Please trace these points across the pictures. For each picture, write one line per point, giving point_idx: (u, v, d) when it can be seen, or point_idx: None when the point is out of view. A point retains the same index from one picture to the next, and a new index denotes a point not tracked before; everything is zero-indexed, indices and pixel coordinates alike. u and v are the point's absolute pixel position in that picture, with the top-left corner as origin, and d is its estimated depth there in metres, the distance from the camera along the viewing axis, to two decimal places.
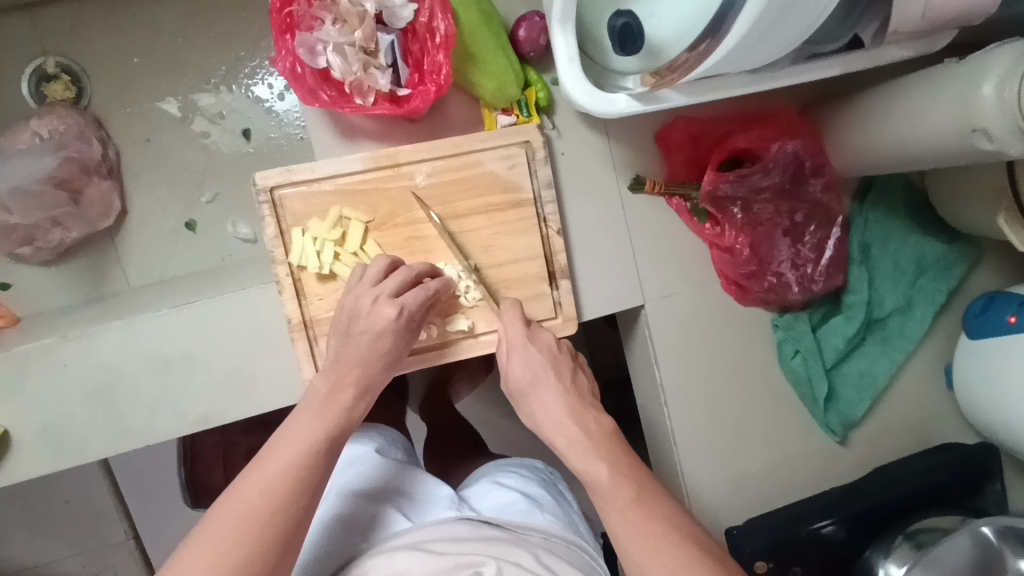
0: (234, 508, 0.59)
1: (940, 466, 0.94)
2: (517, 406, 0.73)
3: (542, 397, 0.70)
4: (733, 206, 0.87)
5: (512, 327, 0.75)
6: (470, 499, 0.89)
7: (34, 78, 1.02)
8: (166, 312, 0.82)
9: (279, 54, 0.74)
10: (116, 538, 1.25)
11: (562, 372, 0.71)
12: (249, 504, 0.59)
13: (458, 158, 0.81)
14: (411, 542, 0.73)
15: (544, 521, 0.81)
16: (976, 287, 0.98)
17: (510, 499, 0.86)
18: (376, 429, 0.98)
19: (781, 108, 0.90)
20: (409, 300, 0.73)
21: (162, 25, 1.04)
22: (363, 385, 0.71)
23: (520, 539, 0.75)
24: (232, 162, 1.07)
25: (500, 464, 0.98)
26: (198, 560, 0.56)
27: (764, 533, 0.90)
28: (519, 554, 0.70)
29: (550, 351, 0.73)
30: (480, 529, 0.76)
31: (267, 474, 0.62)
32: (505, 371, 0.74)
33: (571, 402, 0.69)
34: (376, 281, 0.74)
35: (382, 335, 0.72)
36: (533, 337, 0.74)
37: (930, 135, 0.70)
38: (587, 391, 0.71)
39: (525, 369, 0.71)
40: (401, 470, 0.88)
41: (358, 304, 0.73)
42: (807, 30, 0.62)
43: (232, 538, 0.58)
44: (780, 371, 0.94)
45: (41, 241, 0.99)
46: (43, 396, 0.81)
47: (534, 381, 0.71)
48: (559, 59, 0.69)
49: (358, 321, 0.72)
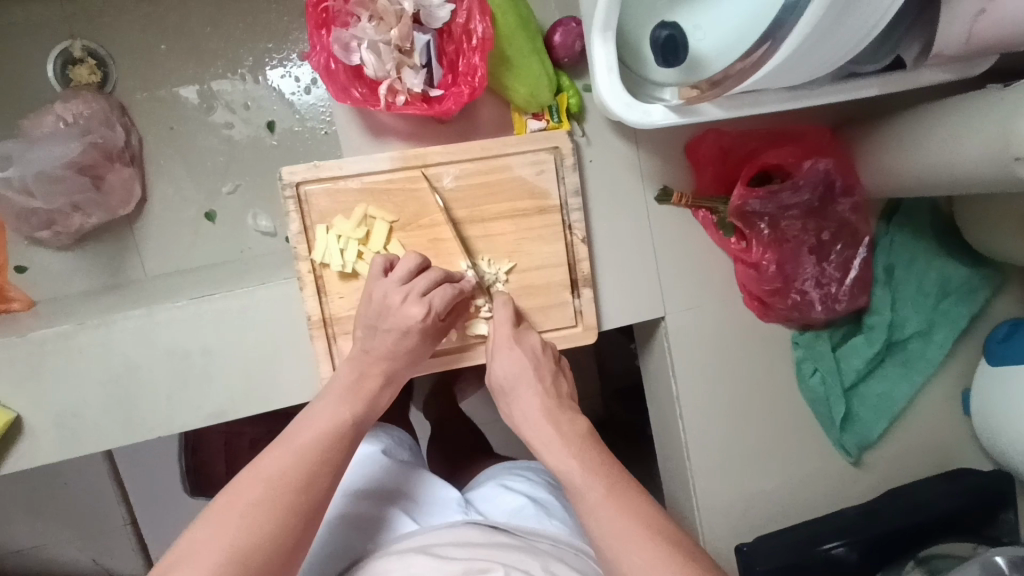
0: (251, 485, 0.59)
1: (955, 492, 0.93)
2: (498, 402, 0.77)
3: (522, 398, 0.74)
4: (760, 222, 0.86)
5: (500, 327, 0.78)
6: (477, 503, 0.89)
7: (60, 62, 1.01)
8: (185, 304, 0.82)
9: (313, 50, 0.73)
10: (119, 525, 1.25)
11: (543, 375, 0.75)
12: (267, 486, 0.59)
13: (487, 161, 0.81)
14: (418, 545, 0.73)
15: (552, 528, 0.80)
16: (998, 312, 0.97)
17: (519, 504, 0.85)
18: (382, 429, 0.96)
19: (813, 126, 0.89)
20: (436, 298, 0.74)
21: (191, 12, 1.03)
22: (386, 376, 0.74)
23: (528, 545, 0.74)
24: (254, 154, 1.06)
25: (507, 466, 0.98)
26: (213, 534, 0.55)
27: (777, 554, 0.89)
28: (529, 563, 0.69)
29: (534, 352, 0.77)
30: (490, 534, 0.76)
31: (283, 463, 0.61)
32: (490, 369, 0.78)
33: (547, 405, 0.73)
34: (407, 277, 0.75)
35: (409, 332, 0.74)
36: (520, 338, 0.78)
37: (969, 162, 0.69)
38: (566, 396, 0.75)
39: (508, 371, 0.75)
40: (408, 473, 0.88)
41: (387, 300, 0.73)
42: (852, 50, 0.62)
43: (241, 528, 0.56)
44: (798, 389, 0.93)
45: (60, 226, 0.99)
46: (59, 383, 0.81)
47: (515, 381, 0.75)
48: (597, 68, 0.68)
49: (387, 317, 0.73)
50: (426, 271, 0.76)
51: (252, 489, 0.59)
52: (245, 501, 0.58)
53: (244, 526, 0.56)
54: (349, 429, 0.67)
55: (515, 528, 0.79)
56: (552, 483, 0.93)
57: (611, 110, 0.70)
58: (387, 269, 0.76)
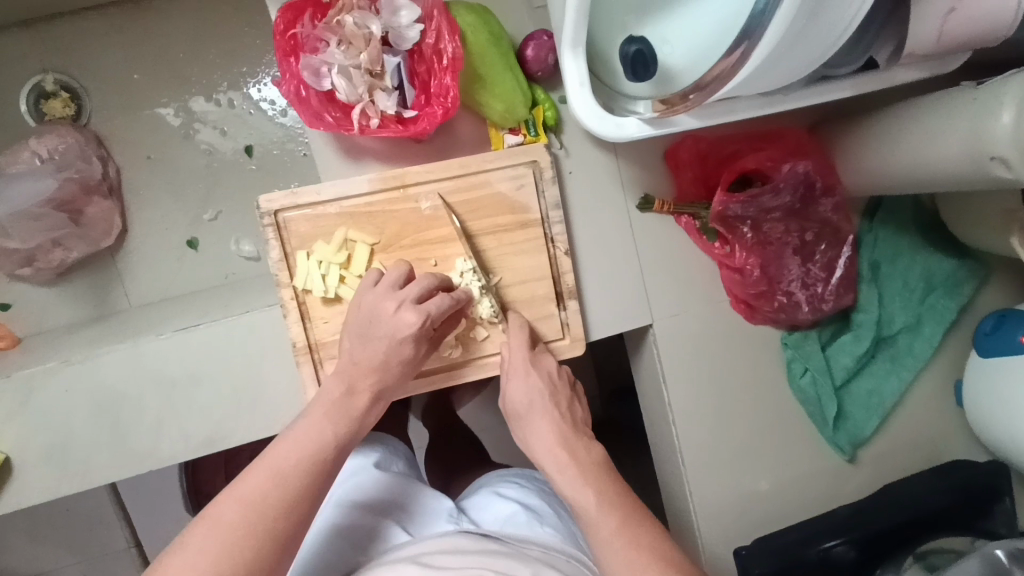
0: (271, 465, 0.62)
1: (946, 487, 0.93)
2: (511, 425, 0.78)
3: (535, 423, 0.75)
4: (742, 226, 0.86)
5: (517, 349, 0.79)
6: (471, 512, 0.89)
7: (33, 96, 1.01)
8: (169, 336, 0.81)
9: (283, 78, 0.72)
10: (117, 546, 1.24)
11: (560, 401, 0.77)
12: (269, 480, 0.61)
13: (467, 178, 0.80)
14: (410, 555, 0.73)
15: (545, 535, 0.80)
16: (984, 303, 0.97)
17: (511, 511, 0.85)
18: (380, 441, 0.97)
19: (791, 127, 0.89)
20: (433, 308, 0.73)
21: (164, 39, 1.03)
22: (375, 393, 0.73)
23: (518, 552, 0.74)
24: (235, 177, 1.06)
25: (499, 474, 0.98)
26: (231, 509, 0.58)
27: (773, 556, 0.89)
28: (519, 568, 0.68)
29: (550, 377, 0.79)
30: (480, 542, 0.76)
31: (290, 453, 0.64)
32: (505, 393, 0.79)
33: (563, 433, 0.74)
34: (396, 287, 0.74)
35: (402, 340, 0.72)
36: (537, 362, 0.80)
37: (946, 161, 0.69)
38: (581, 422, 0.77)
39: (524, 396, 0.76)
40: (402, 484, 0.88)
41: (360, 337, 0.73)
42: (829, 48, 0.60)
43: (218, 551, 0.56)
44: (788, 389, 0.93)
45: (41, 262, 0.98)
46: (45, 421, 0.80)
47: (529, 408, 0.76)
48: (569, 83, 0.68)
49: (379, 324, 0.72)
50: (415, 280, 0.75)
51: (230, 510, 0.58)
52: (226, 521, 0.58)
53: (249, 506, 0.59)
54: (334, 449, 0.66)
55: (506, 536, 0.79)
56: (545, 489, 0.93)
57: (587, 126, 0.69)
58: (380, 280, 0.76)
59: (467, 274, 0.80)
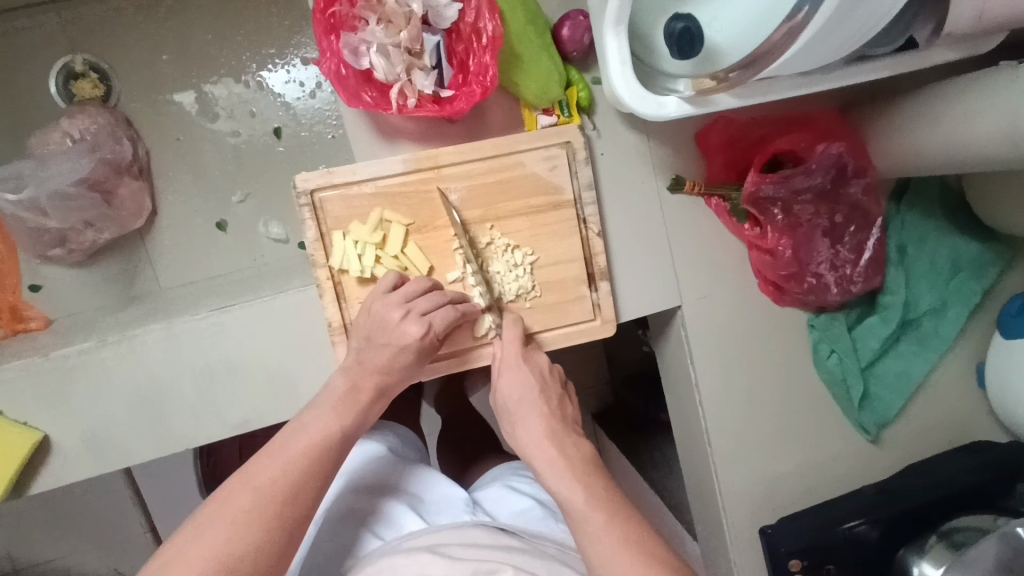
0: (302, 435, 0.66)
1: (980, 465, 0.92)
2: (500, 421, 0.77)
3: (524, 417, 0.74)
4: (773, 207, 0.86)
5: (509, 347, 0.79)
6: (484, 503, 0.90)
7: (62, 77, 1.01)
8: (206, 316, 0.82)
9: (324, 56, 0.72)
10: (133, 530, 1.23)
11: (550, 398, 0.76)
12: (303, 445, 0.65)
13: (501, 159, 0.80)
14: (426, 544, 0.73)
15: (559, 532, 0.82)
16: (1010, 286, 0.97)
17: (526, 505, 0.87)
18: (391, 428, 0.99)
19: (819, 109, 0.89)
20: (436, 317, 0.75)
21: (192, 18, 1.02)
22: (393, 364, 0.74)
23: (535, 548, 0.75)
24: (263, 159, 1.06)
25: (511, 467, 0.99)
26: (269, 466, 0.62)
27: (804, 533, 0.89)
28: (535, 564, 0.70)
29: (540, 372, 0.78)
30: (496, 535, 0.77)
31: (322, 425, 0.67)
32: (496, 388, 0.79)
33: (553, 428, 0.73)
34: (411, 297, 0.75)
35: (405, 349, 0.74)
36: (527, 357, 0.79)
37: (983, 138, 0.70)
38: (571, 419, 0.76)
39: (514, 390, 0.76)
40: (417, 472, 0.89)
41: (387, 317, 0.74)
42: (876, 24, 0.61)
43: (254, 497, 0.60)
44: (814, 370, 0.94)
45: (73, 243, 0.99)
46: (83, 402, 0.81)
47: (519, 403, 0.75)
48: (610, 61, 0.68)
49: (384, 332, 0.73)
50: (432, 293, 0.77)
51: (270, 466, 0.62)
52: (232, 508, 0.59)
53: (285, 465, 0.63)
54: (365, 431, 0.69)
55: (521, 530, 0.80)
56: None
57: (626, 104, 0.69)
58: (397, 287, 0.77)
59: (466, 270, 0.81)
